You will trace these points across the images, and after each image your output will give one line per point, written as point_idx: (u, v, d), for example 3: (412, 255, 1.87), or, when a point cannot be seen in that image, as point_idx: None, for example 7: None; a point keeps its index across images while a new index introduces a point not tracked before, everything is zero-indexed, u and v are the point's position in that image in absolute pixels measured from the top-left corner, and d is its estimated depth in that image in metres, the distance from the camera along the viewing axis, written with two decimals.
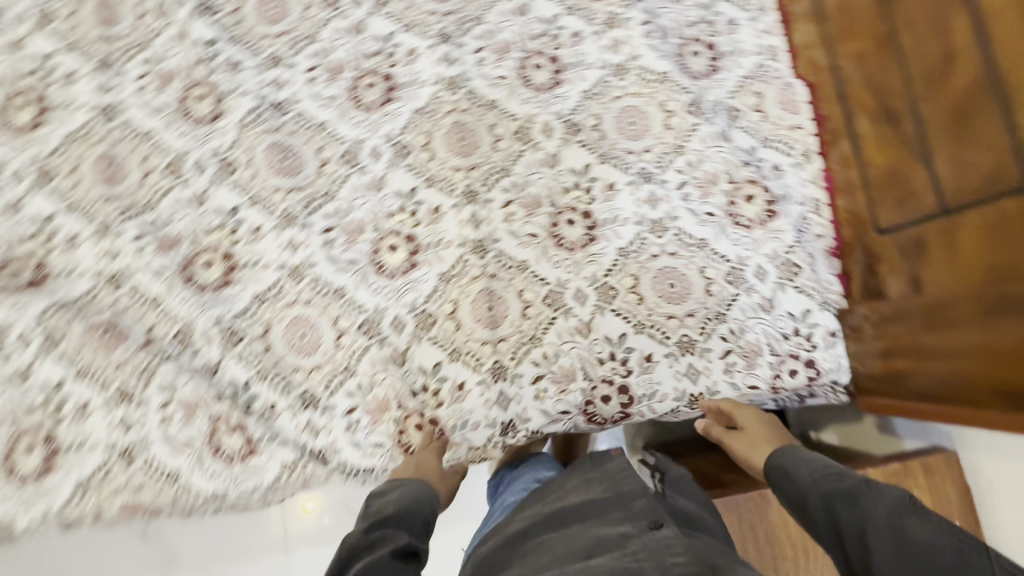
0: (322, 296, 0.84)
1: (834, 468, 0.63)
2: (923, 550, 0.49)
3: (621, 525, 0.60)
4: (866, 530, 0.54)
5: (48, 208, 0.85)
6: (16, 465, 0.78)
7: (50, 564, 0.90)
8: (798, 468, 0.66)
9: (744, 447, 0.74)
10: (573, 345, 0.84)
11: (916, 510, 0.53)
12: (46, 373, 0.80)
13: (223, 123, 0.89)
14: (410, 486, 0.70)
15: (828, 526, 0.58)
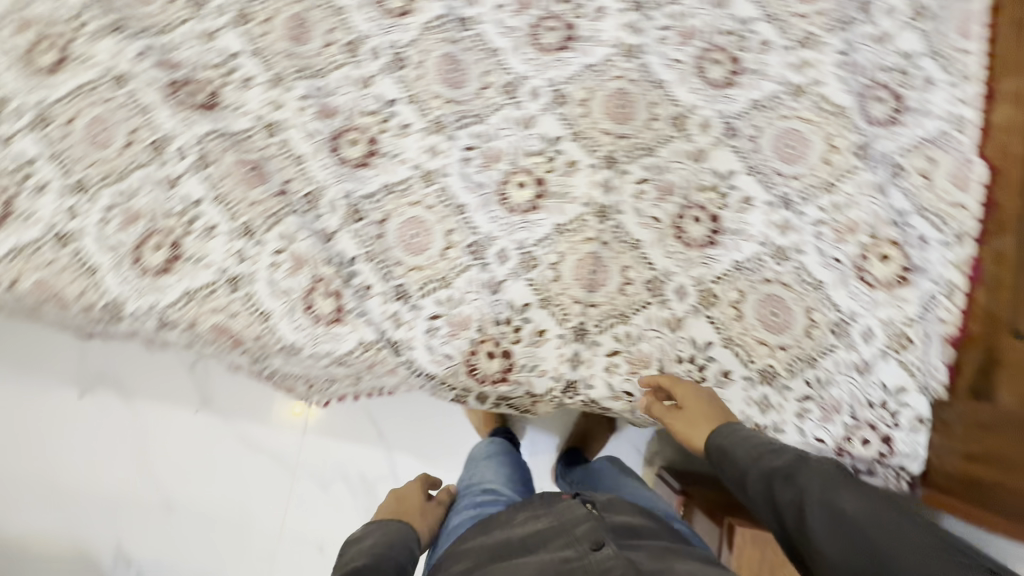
0: (444, 206, 0.90)
1: (768, 444, 0.67)
2: (856, 522, 0.52)
3: (559, 546, 0.74)
4: (802, 504, 0.57)
5: (236, 47, 0.92)
6: (142, 257, 0.87)
7: (128, 363, 1.52)
8: (735, 447, 0.70)
9: (682, 424, 0.80)
10: (657, 334, 0.92)
11: (847, 482, 0.56)
12: (189, 188, 0.88)
13: (409, 21, 0.93)
14: (375, 541, 0.92)
15: (767, 501, 0.62)
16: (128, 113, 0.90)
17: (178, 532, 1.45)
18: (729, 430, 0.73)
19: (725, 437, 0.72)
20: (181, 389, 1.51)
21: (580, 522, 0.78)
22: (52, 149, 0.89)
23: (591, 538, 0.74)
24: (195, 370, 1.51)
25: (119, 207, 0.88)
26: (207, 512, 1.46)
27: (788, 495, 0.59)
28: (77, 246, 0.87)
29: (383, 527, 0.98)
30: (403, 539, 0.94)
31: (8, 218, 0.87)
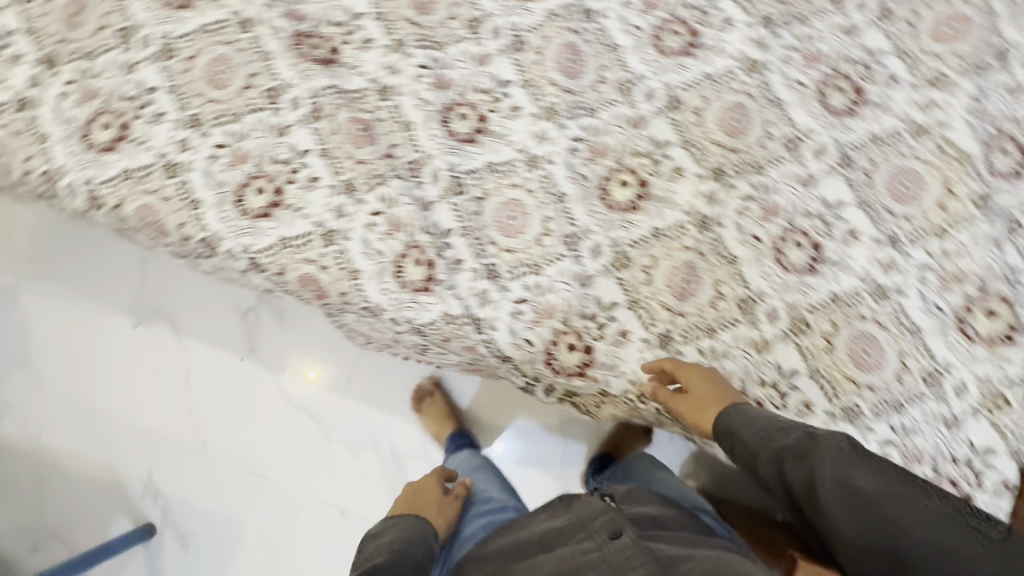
0: (546, 193, 0.92)
1: (776, 425, 0.77)
2: (872, 499, 0.64)
3: (580, 539, 0.91)
4: (816, 483, 0.68)
5: (362, 8, 0.93)
6: (245, 199, 0.88)
7: (184, 300, 1.55)
8: (744, 429, 0.80)
9: (690, 410, 0.86)
10: (744, 353, 0.90)
11: (856, 462, 0.68)
12: (299, 138, 0.90)
13: (534, 6, 0.93)
14: (394, 535, 1.02)
15: (778, 478, 0.73)
16: (249, 56, 0.92)
17: (210, 474, 1.48)
18: (740, 416, 0.82)
19: (736, 423, 0.81)
20: (229, 332, 1.53)
21: (596, 515, 0.95)
22: (171, 82, 0.92)
23: (608, 532, 0.91)
24: (248, 319, 1.53)
25: (229, 146, 0.89)
26: (237, 459, 1.48)
27: (801, 475, 0.70)
28: (184, 178, 0.89)
29: (402, 520, 1.08)
30: (422, 536, 1.03)
31: (122, 142, 0.90)
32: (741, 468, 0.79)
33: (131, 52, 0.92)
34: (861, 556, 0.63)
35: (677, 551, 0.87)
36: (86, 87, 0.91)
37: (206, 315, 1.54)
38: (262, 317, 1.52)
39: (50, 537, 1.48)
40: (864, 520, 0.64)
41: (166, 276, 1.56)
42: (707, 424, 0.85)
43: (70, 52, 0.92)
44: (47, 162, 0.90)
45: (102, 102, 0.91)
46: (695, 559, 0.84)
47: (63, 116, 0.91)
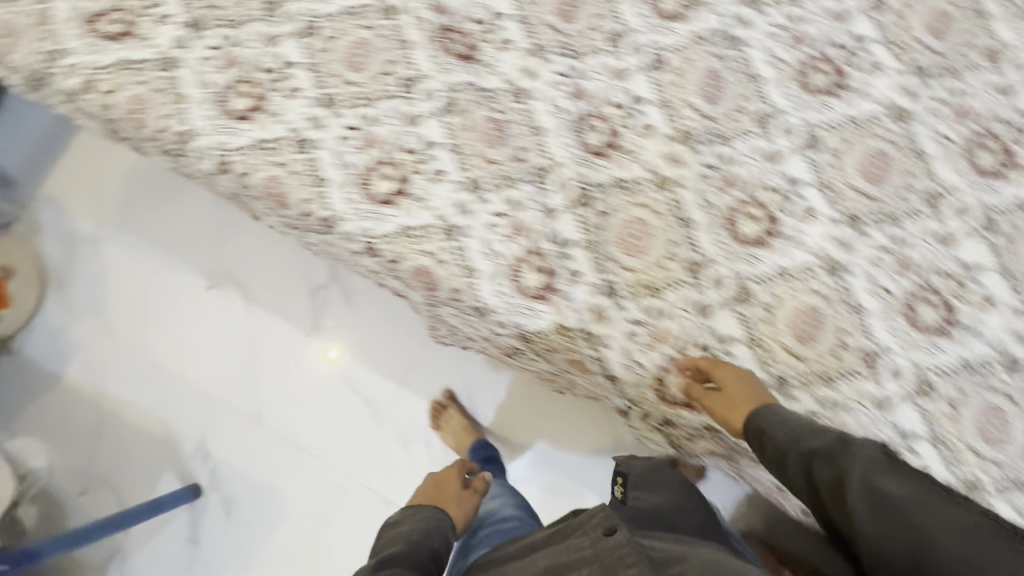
0: (670, 216, 0.90)
1: (807, 428, 0.77)
2: (902, 507, 0.63)
3: (577, 538, 0.89)
4: (844, 484, 0.68)
5: (505, 9, 0.93)
6: (372, 183, 0.89)
7: (258, 268, 1.58)
8: (774, 428, 0.79)
9: (722, 410, 0.85)
10: (861, 407, 0.85)
11: (891, 468, 0.67)
12: (430, 130, 0.90)
13: (678, 26, 0.92)
14: (412, 526, 0.98)
15: (806, 479, 0.73)
16: (389, 43, 0.93)
17: (261, 443, 1.49)
18: (772, 415, 0.81)
19: (765, 421, 0.80)
20: (298, 306, 1.55)
21: (593, 515, 0.92)
22: (310, 58, 0.93)
23: (605, 529, 0.88)
24: (318, 296, 1.55)
25: (361, 130, 0.90)
26: (289, 433, 1.49)
27: (829, 475, 0.70)
28: (313, 154, 0.90)
29: (419, 510, 1.03)
30: (439, 526, 1.00)
31: (257, 112, 0.91)
32: (769, 468, 0.79)
33: (275, 25, 0.94)
34: (883, 554, 0.62)
35: (676, 546, 0.83)
36: (228, 54, 0.93)
37: (278, 286, 1.56)
38: (333, 296, 1.54)
39: (101, 484, 1.49)
40: (887, 518, 0.63)
41: (245, 244, 1.58)
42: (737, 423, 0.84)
43: (217, 18, 0.94)
44: (183, 123, 0.91)
45: (242, 71, 0.92)
46: (698, 555, 0.80)
47: (203, 79, 0.92)
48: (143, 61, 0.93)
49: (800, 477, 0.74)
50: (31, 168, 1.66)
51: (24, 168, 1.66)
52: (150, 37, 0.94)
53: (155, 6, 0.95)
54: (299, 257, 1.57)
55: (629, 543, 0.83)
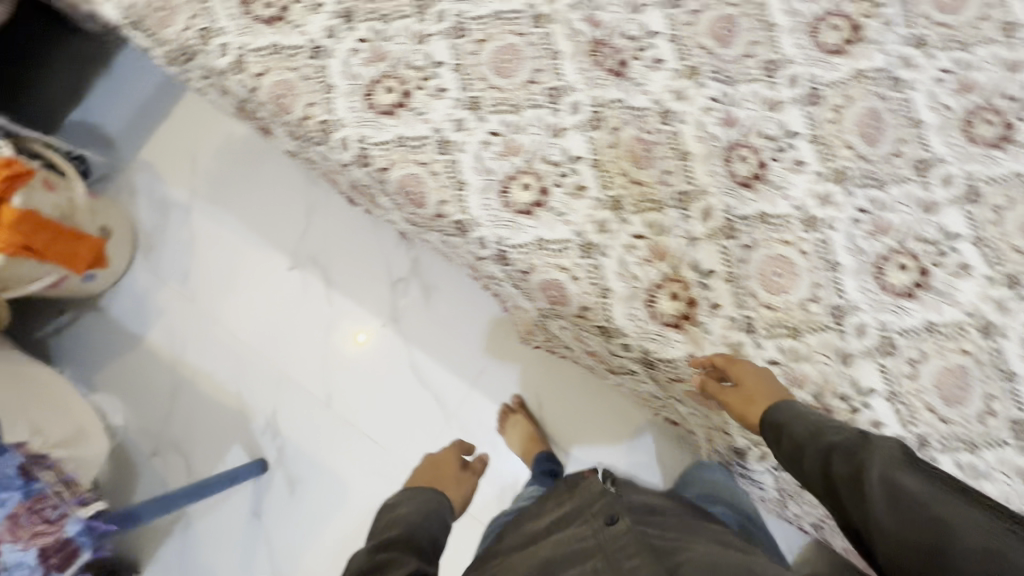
0: (820, 257, 0.85)
1: (829, 423, 0.70)
2: (915, 501, 0.56)
3: (576, 526, 0.97)
4: (861, 483, 0.60)
5: (658, 28, 0.91)
6: (511, 193, 0.89)
7: (340, 255, 1.58)
8: (792, 422, 0.73)
9: (738, 404, 0.80)
10: (1008, 481, 0.79)
11: (908, 464, 0.59)
12: (572, 143, 0.89)
13: (839, 61, 0.88)
14: (409, 509, 1.06)
15: (823, 478, 0.66)
16: (537, 50, 0.92)
17: (330, 428, 1.51)
18: (790, 415, 0.74)
19: (784, 416, 0.75)
20: (377, 296, 1.56)
21: (593, 504, 1.01)
22: (456, 59, 0.92)
23: (605, 521, 0.95)
24: (397, 288, 1.56)
25: (502, 136, 0.90)
26: (357, 420, 1.51)
27: (846, 470, 0.63)
28: (454, 156, 0.90)
29: (416, 494, 1.12)
30: (439, 504, 1.11)
31: (400, 109, 0.91)
32: (784, 463, 0.73)
33: (426, 23, 0.94)
34: (902, 560, 0.55)
35: (663, 538, 0.90)
36: (376, 48, 0.93)
37: (359, 274, 1.57)
38: (412, 290, 1.54)
39: (171, 448, 1.52)
40: (904, 513, 0.56)
41: (329, 228, 1.59)
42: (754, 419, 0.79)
43: (369, 11, 0.95)
44: (326, 112, 0.92)
45: (388, 64, 0.93)
46: (689, 546, 0.87)
47: (349, 71, 0.93)
48: (293, 47, 0.94)
49: (812, 469, 0.67)
50: (130, 132, 1.69)
51: (123, 132, 1.69)
52: (300, 23, 0.94)
53: None
54: (382, 247, 1.58)
55: (629, 536, 0.90)
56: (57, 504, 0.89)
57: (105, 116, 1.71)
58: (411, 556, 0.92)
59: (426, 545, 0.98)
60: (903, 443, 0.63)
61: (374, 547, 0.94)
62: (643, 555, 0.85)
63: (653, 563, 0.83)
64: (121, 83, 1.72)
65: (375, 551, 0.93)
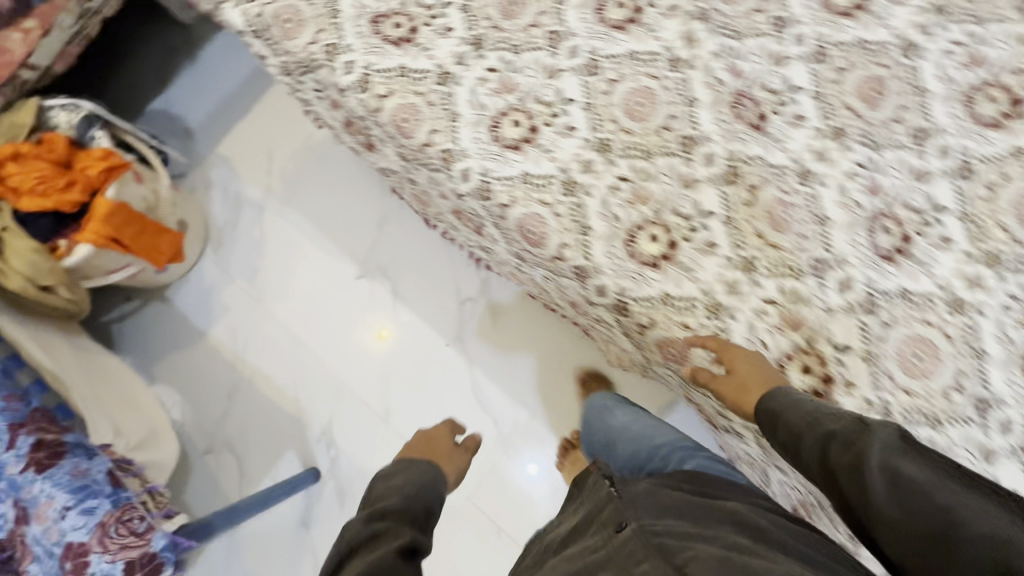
0: (966, 344, 0.77)
1: (825, 411, 0.67)
2: (919, 486, 0.56)
3: (594, 537, 0.74)
4: (861, 469, 0.59)
5: (803, 83, 0.88)
6: (638, 248, 0.83)
7: (411, 268, 1.56)
8: (790, 411, 0.69)
9: (731, 393, 0.77)
10: None
11: (908, 451, 0.59)
12: (705, 197, 0.84)
13: (995, 136, 0.82)
14: (404, 479, 0.92)
15: (820, 467, 0.63)
16: (672, 96, 0.88)
17: (386, 443, 1.48)
18: (782, 396, 0.72)
19: (784, 404, 0.70)
20: (444, 315, 1.53)
21: (603, 508, 0.78)
22: (587, 100, 0.89)
23: (616, 526, 0.73)
24: (467, 308, 1.53)
25: (632, 182, 0.86)
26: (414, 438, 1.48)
27: (846, 458, 0.61)
28: (579, 200, 0.85)
29: (411, 464, 0.97)
30: (432, 483, 0.93)
31: (527, 145, 0.88)
32: (779, 450, 0.70)
33: (558, 58, 0.91)
34: (902, 546, 0.55)
35: (682, 534, 0.68)
36: (505, 79, 0.90)
37: (429, 290, 1.55)
38: (482, 311, 1.52)
39: (225, 447, 1.51)
40: (908, 501, 0.55)
41: (401, 241, 1.58)
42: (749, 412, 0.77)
43: (500, 39, 0.92)
44: (449, 140, 0.89)
45: (516, 98, 0.90)
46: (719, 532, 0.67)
47: (477, 100, 0.90)
48: (420, 71, 0.92)
49: (812, 458, 0.64)
50: (209, 126, 1.69)
51: (203, 125, 1.70)
52: (429, 47, 0.92)
53: (438, 16, 0.94)
54: (453, 265, 1.56)
55: (640, 539, 0.68)
56: (142, 516, 0.87)
57: (186, 108, 1.71)
58: (409, 527, 0.81)
59: (422, 519, 0.85)
60: (900, 428, 0.62)
61: (365, 523, 0.81)
62: (656, 558, 0.65)
63: (666, 565, 0.63)
64: (205, 76, 1.72)
65: (368, 524, 0.80)
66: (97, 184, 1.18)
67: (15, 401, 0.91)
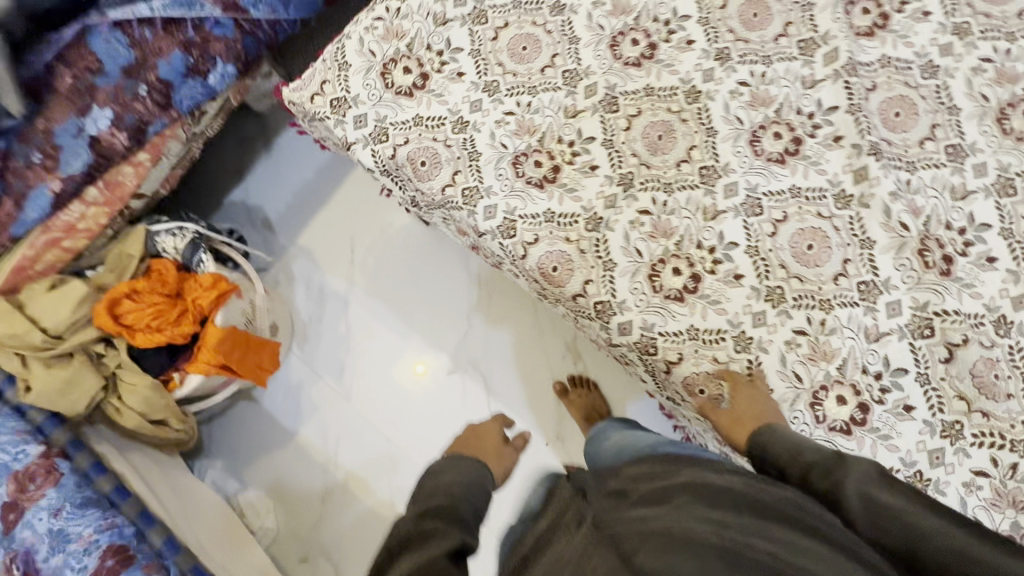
0: None
1: (807, 444, 0.67)
2: (892, 516, 0.57)
3: (558, 541, 0.64)
4: (836, 498, 0.60)
5: (989, 218, 0.81)
6: (825, 410, 0.77)
7: (503, 362, 1.52)
8: (774, 443, 0.70)
9: (725, 425, 0.77)
10: None
11: (882, 481, 0.60)
12: (894, 352, 0.78)
13: None
14: (452, 481, 0.86)
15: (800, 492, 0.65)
16: (845, 238, 0.82)
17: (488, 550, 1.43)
18: (775, 438, 0.70)
19: (770, 439, 0.70)
20: (542, 412, 1.49)
21: (566, 512, 0.69)
22: (750, 242, 0.83)
23: (579, 523, 0.64)
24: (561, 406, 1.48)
25: (809, 335, 0.80)
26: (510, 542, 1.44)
27: (823, 486, 0.62)
28: (755, 357, 0.80)
29: (459, 463, 0.92)
30: (479, 481, 0.89)
31: (691, 295, 0.82)
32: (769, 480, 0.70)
33: (714, 196, 0.86)
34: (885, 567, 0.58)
35: (634, 520, 0.59)
36: (660, 222, 0.85)
37: (522, 385, 1.50)
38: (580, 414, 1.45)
39: (320, 555, 1.46)
40: (882, 525, 0.58)
41: (492, 333, 1.54)
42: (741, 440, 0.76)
43: (649, 177, 0.87)
44: (606, 292, 0.84)
45: (673, 243, 0.84)
46: (678, 505, 0.59)
47: (631, 247, 0.85)
48: (567, 215, 0.87)
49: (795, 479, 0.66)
50: (288, 215, 1.67)
51: (282, 214, 1.68)
52: (574, 188, 0.88)
53: (580, 153, 0.89)
54: (547, 357, 1.52)
55: (592, 538, 0.59)
56: None
57: (264, 197, 1.69)
58: (457, 528, 0.77)
59: (467, 517, 0.81)
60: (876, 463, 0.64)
61: (417, 524, 0.77)
62: (608, 550, 0.57)
63: (612, 555, 0.56)
64: (281, 164, 1.70)
65: (418, 525, 0.77)
66: (206, 312, 1.15)
67: (155, 572, 0.87)
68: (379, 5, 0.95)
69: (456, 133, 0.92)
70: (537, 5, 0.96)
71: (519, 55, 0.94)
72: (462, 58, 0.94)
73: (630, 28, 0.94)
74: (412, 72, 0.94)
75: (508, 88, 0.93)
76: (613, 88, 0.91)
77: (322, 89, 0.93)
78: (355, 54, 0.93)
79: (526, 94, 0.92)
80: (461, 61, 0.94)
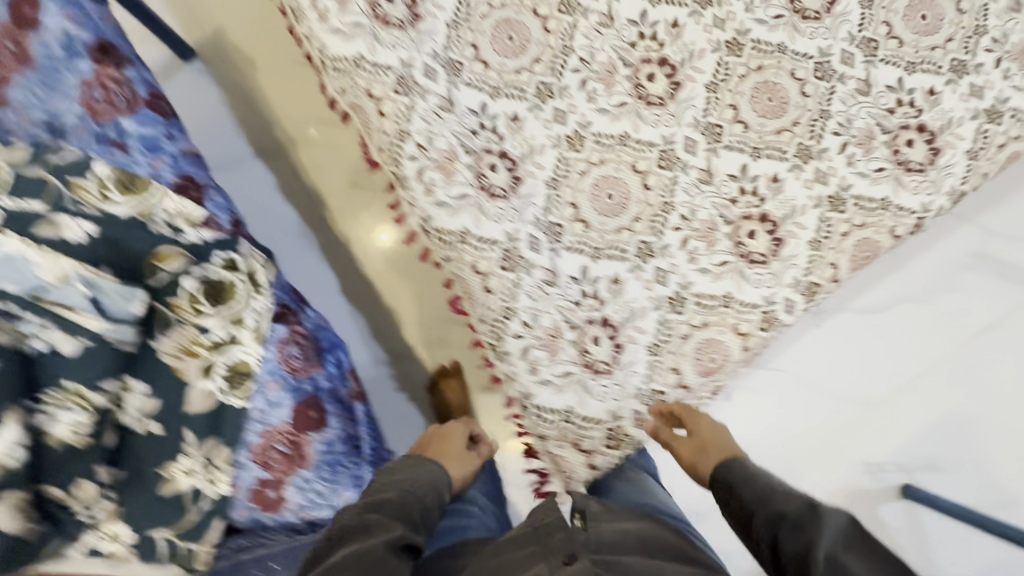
0: None
1: (786, 491, 0.63)
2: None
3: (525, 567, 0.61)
4: (812, 549, 0.55)
5: None
6: None
7: (820, 370, 1.13)
8: (743, 485, 0.68)
9: (688, 454, 0.78)
10: None
11: (855, 545, 0.54)
12: None
13: None
14: (405, 476, 0.83)
15: (764, 530, 0.61)
16: None
17: (997, 388, 1.12)
18: (736, 467, 0.71)
19: (736, 476, 0.70)
20: (861, 330, 1.12)
21: (545, 529, 0.65)
22: (904, 67, 0.83)
23: (564, 556, 0.60)
24: (873, 319, 1.12)
25: (1007, 54, 0.84)
26: (999, 377, 1.12)
27: (796, 547, 0.56)
28: (1010, 111, 0.84)
29: (416, 465, 0.86)
30: (432, 490, 0.82)
31: (936, 142, 0.83)
32: (734, 524, 0.67)
33: (851, 76, 0.83)
34: None
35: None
36: (857, 137, 0.82)
37: (841, 362, 1.13)
38: (889, 303, 1.11)
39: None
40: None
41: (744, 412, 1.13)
42: (705, 469, 0.75)
43: (809, 127, 0.82)
44: (909, 217, 0.83)
45: (883, 135, 0.83)
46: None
47: (874, 175, 0.82)
48: (821, 226, 0.81)
49: (764, 536, 0.61)
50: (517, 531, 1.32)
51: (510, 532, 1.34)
52: (791, 209, 0.81)
53: (756, 184, 0.81)
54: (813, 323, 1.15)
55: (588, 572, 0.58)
56: None
57: None
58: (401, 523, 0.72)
59: (416, 523, 0.75)
60: (853, 520, 0.57)
61: (360, 514, 0.71)
62: None
63: None
64: None
65: (360, 514, 0.72)
66: None
67: None
68: (508, 342, 0.77)
69: (684, 310, 0.79)
70: (561, 162, 0.80)
71: (613, 207, 0.80)
72: (602, 266, 0.78)
73: (633, 74, 0.82)
74: (599, 335, 0.78)
75: (654, 233, 0.79)
76: (697, 121, 0.82)
77: (585, 448, 0.81)
78: (558, 395, 0.77)
79: (670, 215, 0.80)
80: (601, 273, 0.78)
